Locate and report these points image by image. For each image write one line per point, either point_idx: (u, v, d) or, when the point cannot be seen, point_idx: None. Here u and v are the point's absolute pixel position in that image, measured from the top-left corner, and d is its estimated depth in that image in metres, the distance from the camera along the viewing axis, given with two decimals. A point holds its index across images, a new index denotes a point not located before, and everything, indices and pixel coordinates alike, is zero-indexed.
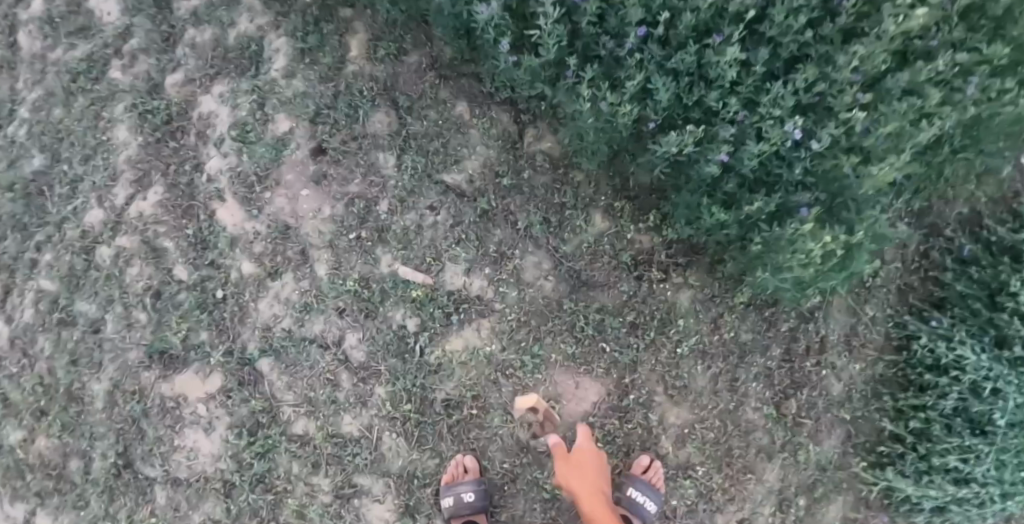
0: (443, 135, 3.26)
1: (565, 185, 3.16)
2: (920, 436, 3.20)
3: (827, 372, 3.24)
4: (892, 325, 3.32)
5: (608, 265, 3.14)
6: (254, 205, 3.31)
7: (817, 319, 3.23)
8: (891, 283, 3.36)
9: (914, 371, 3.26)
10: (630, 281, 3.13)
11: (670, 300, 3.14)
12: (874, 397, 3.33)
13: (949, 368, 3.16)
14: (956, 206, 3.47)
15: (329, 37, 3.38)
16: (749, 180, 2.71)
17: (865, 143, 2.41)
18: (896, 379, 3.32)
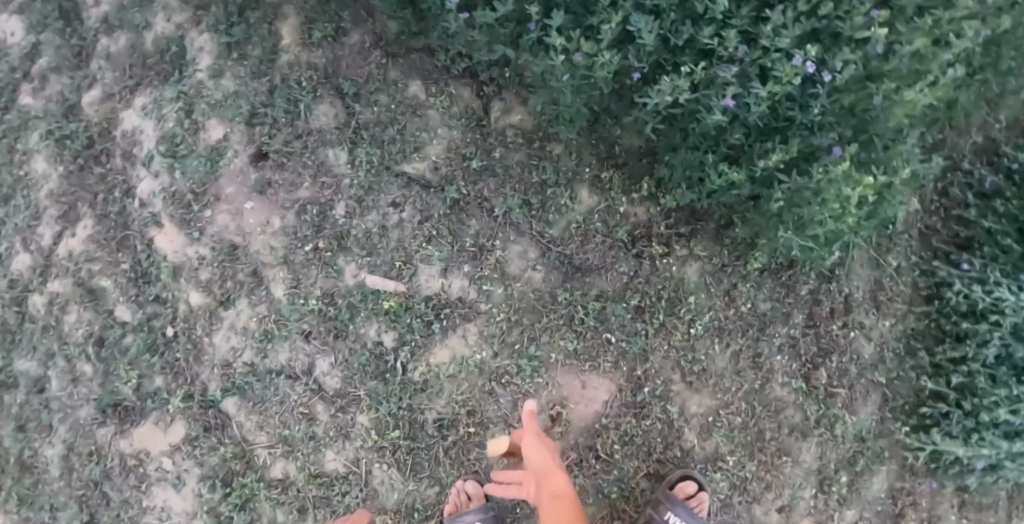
0: (398, 121, 2.87)
1: (546, 161, 2.79)
2: (964, 392, 2.89)
3: (856, 333, 2.94)
4: (919, 273, 3.02)
5: (605, 245, 2.78)
6: (194, 226, 2.88)
7: (839, 277, 2.91)
8: (913, 227, 3.05)
9: (949, 320, 2.94)
10: (630, 259, 2.78)
11: (678, 275, 2.78)
12: (908, 354, 3.02)
13: (987, 313, 2.85)
14: (971, 136, 3.17)
15: (256, 27, 2.96)
16: (758, 129, 2.36)
17: (885, 67, 2.11)
18: (929, 332, 3.01)
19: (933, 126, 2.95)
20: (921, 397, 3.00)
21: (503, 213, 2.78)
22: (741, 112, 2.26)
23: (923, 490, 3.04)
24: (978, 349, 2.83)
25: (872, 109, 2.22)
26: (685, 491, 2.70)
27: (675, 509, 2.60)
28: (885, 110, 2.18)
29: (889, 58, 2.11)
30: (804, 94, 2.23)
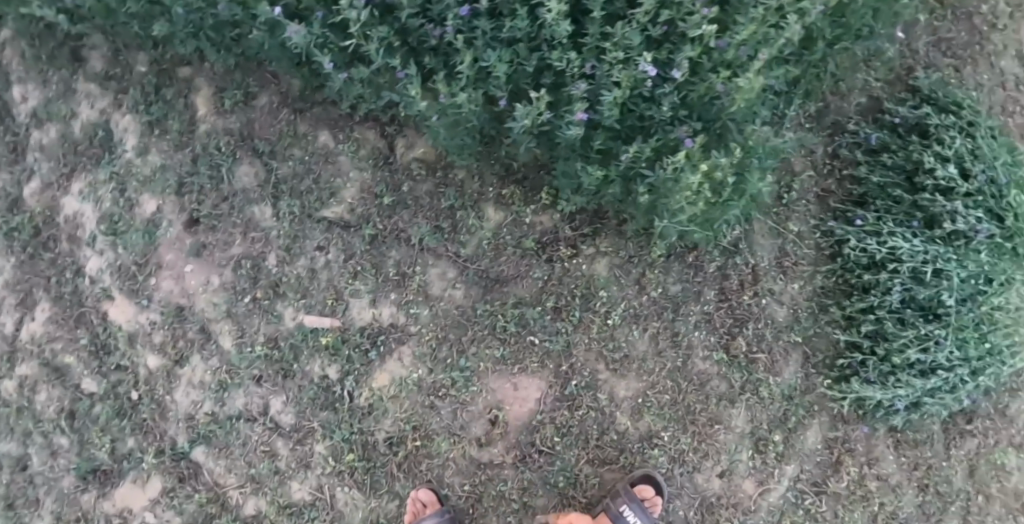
0: (313, 171, 3.12)
1: (450, 186, 3.02)
2: (876, 338, 3.10)
3: (769, 299, 3.12)
4: (820, 235, 3.20)
5: (515, 257, 3.00)
6: (142, 294, 3.12)
7: (744, 251, 3.10)
8: (809, 192, 3.23)
9: (854, 274, 3.13)
10: (542, 266, 2.99)
11: (589, 273, 2.99)
12: (821, 311, 3.20)
13: (887, 262, 3.07)
14: (855, 97, 3.38)
15: (173, 102, 3.20)
16: (620, 130, 2.61)
17: (727, 56, 2.32)
18: (839, 288, 3.19)
19: (805, 95, 3.17)
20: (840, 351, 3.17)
21: (419, 242, 3.03)
22: (600, 119, 2.49)
23: (857, 437, 3.22)
24: (884, 296, 3.04)
25: (720, 98, 2.43)
26: (643, 493, 2.93)
27: (630, 504, 2.81)
28: (725, 97, 2.40)
29: (723, 51, 2.34)
30: (657, 93, 2.44)
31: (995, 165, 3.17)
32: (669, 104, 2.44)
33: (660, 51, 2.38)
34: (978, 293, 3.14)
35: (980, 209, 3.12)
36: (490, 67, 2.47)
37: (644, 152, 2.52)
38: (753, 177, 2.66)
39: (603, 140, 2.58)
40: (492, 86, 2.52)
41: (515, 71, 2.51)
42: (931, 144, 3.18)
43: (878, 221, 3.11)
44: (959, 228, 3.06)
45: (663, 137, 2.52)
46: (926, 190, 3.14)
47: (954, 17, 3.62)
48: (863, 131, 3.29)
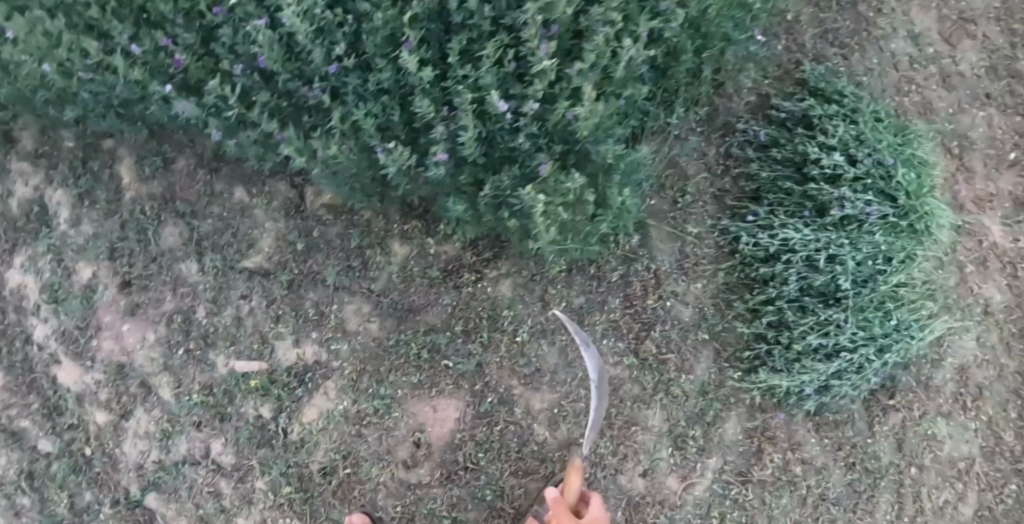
0: (231, 225, 3.32)
1: (356, 227, 3.22)
2: (780, 328, 3.19)
3: (675, 299, 3.23)
4: (718, 233, 3.29)
5: (422, 287, 3.18)
6: (86, 356, 3.34)
7: (645, 257, 3.22)
8: (704, 193, 3.33)
9: (753, 267, 3.22)
10: (449, 293, 3.17)
11: (494, 295, 3.15)
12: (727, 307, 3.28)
13: (783, 252, 3.16)
14: (744, 96, 3.48)
15: (99, 173, 3.41)
16: (492, 162, 2.75)
17: (574, 84, 2.54)
18: (742, 282, 3.27)
19: (688, 101, 3.28)
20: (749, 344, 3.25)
21: (332, 282, 3.21)
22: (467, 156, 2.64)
23: (777, 424, 3.32)
24: (782, 287, 3.13)
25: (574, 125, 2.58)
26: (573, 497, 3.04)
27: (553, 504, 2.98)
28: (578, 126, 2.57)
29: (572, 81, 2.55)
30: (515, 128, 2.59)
31: (881, 148, 3.26)
32: (531, 136, 2.61)
33: (510, 90, 2.61)
34: (876, 273, 3.22)
35: (870, 192, 3.21)
36: (359, 120, 2.66)
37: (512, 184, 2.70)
38: (619, 190, 2.87)
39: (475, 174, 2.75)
40: (367, 136, 2.71)
41: (386, 120, 2.71)
42: (816, 134, 3.28)
43: (771, 215, 3.21)
44: (848, 212, 3.15)
45: (527, 166, 2.72)
46: (815, 178, 3.23)
47: (836, 7, 3.78)
48: (752, 129, 3.38)
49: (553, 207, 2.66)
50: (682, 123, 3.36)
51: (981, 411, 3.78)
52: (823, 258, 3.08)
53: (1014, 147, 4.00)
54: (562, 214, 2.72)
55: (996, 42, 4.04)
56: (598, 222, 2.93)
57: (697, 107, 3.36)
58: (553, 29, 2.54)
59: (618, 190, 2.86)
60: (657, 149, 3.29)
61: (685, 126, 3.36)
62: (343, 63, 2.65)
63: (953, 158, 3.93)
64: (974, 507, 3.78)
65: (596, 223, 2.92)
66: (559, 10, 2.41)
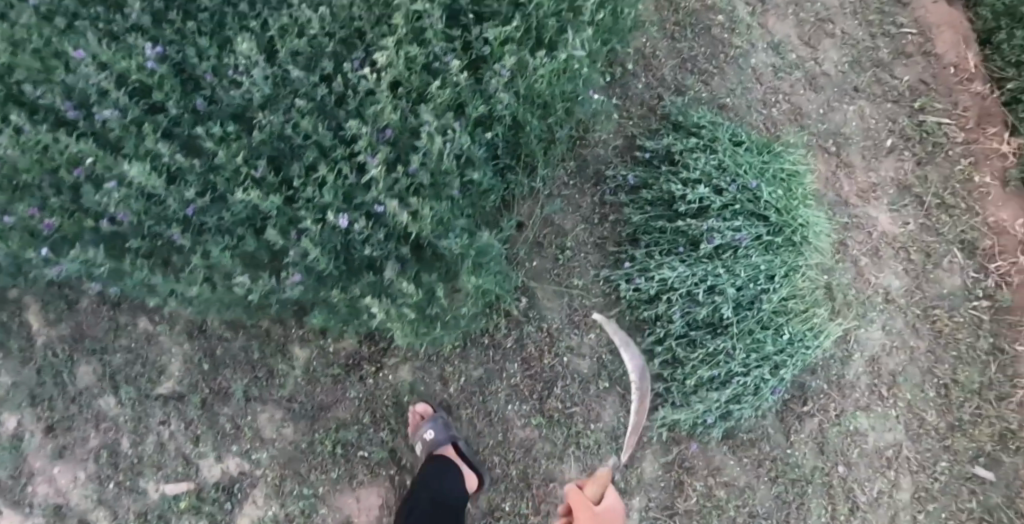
0: (140, 355, 3.42)
1: (254, 337, 3.32)
2: (674, 365, 3.29)
3: (569, 355, 3.31)
4: (604, 281, 3.36)
5: (325, 384, 3.30)
6: (23, 503, 3.44)
7: (536, 318, 3.30)
8: (586, 244, 3.39)
9: (641, 308, 3.29)
10: (352, 385, 3.29)
11: (397, 382, 3.29)
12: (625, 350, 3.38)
13: (664, 290, 3.24)
14: (612, 140, 3.53)
15: (6, 325, 3.42)
16: (354, 266, 2.84)
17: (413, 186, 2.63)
18: (634, 323, 3.33)
19: (552, 161, 3.30)
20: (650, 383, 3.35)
21: (240, 395, 3.32)
22: (323, 272, 2.70)
23: (692, 453, 3.43)
24: (668, 325, 3.21)
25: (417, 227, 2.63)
26: None
27: None
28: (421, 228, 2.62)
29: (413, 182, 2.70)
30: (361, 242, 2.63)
31: (742, 172, 3.25)
32: (384, 241, 2.72)
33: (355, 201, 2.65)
34: (760, 294, 3.23)
35: (739, 217, 3.21)
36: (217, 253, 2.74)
37: (373, 287, 2.78)
38: (483, 277, 2.92)
39: (336, 288, 2.79)
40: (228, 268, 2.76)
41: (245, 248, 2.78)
42: (678, 170, 3.30)
43: (648, 257, 3.28)
44: (719, 242, 3.17)
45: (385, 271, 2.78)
46: (686, 214, 3.26)
47: (690, 36, 3.91)
48: (619, 174, 3.42)
49: (415, 304, 2.78)
50: (552, 179, 3.38)
51: (899, 398, 3.92)
52: (701, 292, 3.16)
53: (888, 134, 4.16)
54: (426, 307, 2.85)
55: (856, 36, 4.18)
56: (475, 301, 3.04)
57: (563, 162, 3.41)
58: (387, 134, 2.63)
59: (482, 276, 2.91)
60: (530, 212, 3.31)
61: (556, 181, 3.40)
62: (199, 201, 2.74)
63: (830, 156, 4.07)
64: (911, 491, 3.90)
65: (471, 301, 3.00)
66: (385, 117, 2.54)
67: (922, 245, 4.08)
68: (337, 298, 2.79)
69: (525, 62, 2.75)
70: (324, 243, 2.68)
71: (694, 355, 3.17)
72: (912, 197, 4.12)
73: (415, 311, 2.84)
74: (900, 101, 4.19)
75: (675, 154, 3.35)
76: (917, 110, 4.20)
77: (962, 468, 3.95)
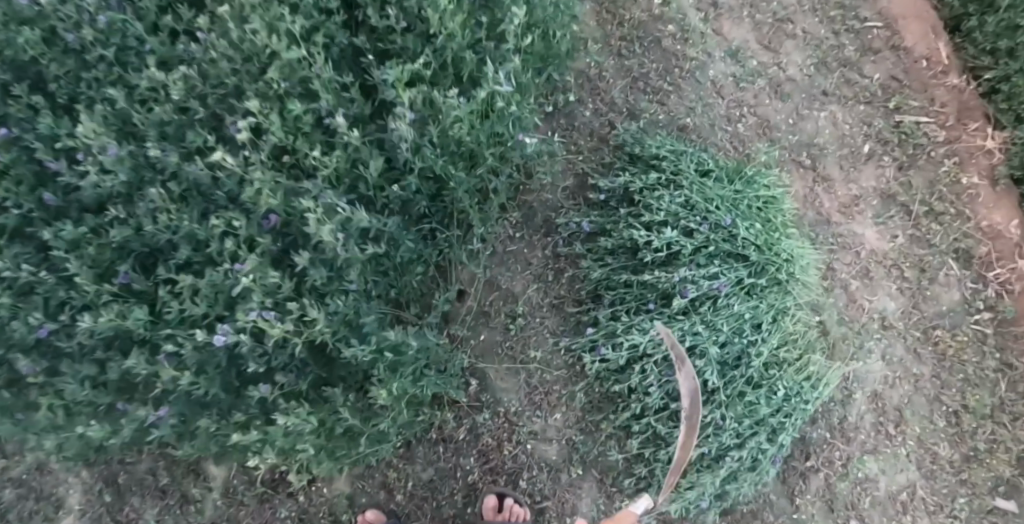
0: (30, 492, 2.82)
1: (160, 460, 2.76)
2: (654, 442, 2.70)
3: (533, 442, 2.80)
4: (564, 348, 2.81)
5: (251, 506, 2.78)
6: None
7: (491, 402, 2.79)
8: (539, 308, 2.85)
9: (610, 380, 2.71)
10: (282, 502, 2.79)
11: (336, 495, 2.78)
12: (596, 427, 2.80)
13: (636, 357, 2.67)
14: (563, 180, 2.99)
15: None
16: (256, 377, 2.32)
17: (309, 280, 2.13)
18: (604, 396, 2.78)
19: (490, 216, 2.73)
20: (630, 468, 2.75)
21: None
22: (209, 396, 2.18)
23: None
24: (645, 399, 2.63)
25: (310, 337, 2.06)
26: None
27: None
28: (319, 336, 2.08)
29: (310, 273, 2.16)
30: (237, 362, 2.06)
31: (714, 209, 2.76)
32: (284, 348, 2.19)
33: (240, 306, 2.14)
34: (748, 348, 2.73)
35: (715, 262, 2.71)
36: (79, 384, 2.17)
37: (275, 410, 2.22)
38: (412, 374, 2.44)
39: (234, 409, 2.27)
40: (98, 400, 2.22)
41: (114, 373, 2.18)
42: (639, 212, 2.78)
43: (613, 319, 2.71)
44: (696, 294, 2.65)
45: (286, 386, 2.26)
46: (652, 263, 2.72)
47: (639, 51, 3.46)
48: (571, 221, 2.88)
49: (331, 419, 2.27)
50: (494, 236, 2.88)
51: (908, 435, 3.50)
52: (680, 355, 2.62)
53: (864, 139, 3.70)
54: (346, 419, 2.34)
55: (819, 35, 3.71)
56: (413, 397, 2.53)
57: (506, 214, 2.90)
58: (271, 219, 2.14)
59: (410, 373, 2.40)
60: (470, 279, 2.83)
61: (500, 236, 2.90)
62: (53, 322, 2.16)
63: (806, 171, 3.64)
64: None
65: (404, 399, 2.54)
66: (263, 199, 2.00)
67: (913, 259, 3.64)
68: (236, 421, 2.28)
69: (436, 105, 2.22)
70: (209, 361, 2.16)
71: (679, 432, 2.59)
72: (898, 206, 3.67)
73: (336, 428, 2.31)
74: (873, 101, 3.72)
75: (633, 194, 2.82)
76: (893, 110, 3.73)
77: (982, 502, 3.51)
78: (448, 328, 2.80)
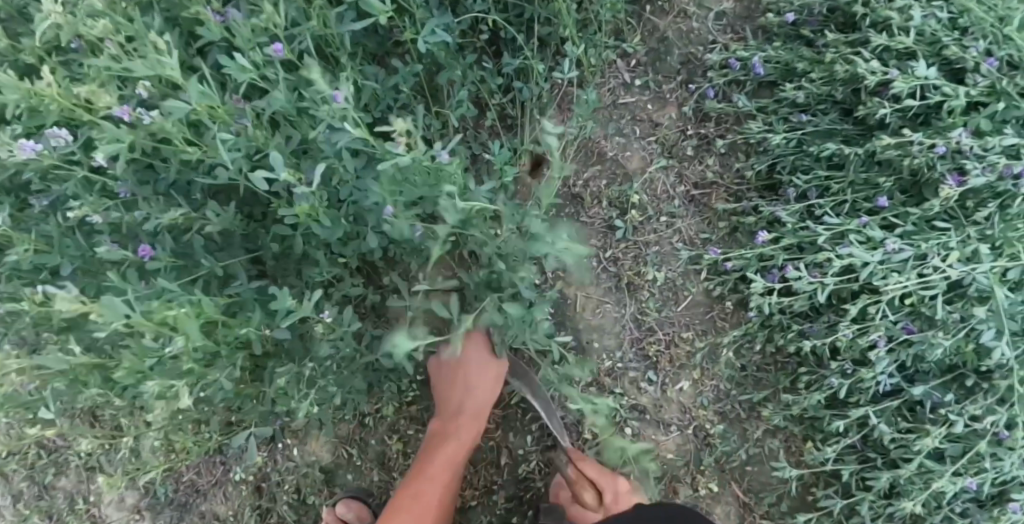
0: None
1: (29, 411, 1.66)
2: (870, 449, 1.44)
3: (639, 424, 1.54)
4: (707, 266, 1.55)
5: (173, 475, 1.64)
6: None
7: (570, 348, 1.56)
8: (669, 200, 1.61)
9: (789, 335, 1.46)
10: (230, 473, 1.63)
11: (310, 467, 1.60)
12: (754, 411, 1.53)
13: (846, 298, 1.43)
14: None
15: None
16: (177, 242, 1.39)
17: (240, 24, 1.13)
18: (772, 364, 1.53)
19: (593, 39, 1.59)
20: (805, 497, 1.52)
21: (6, 522, 1.65)
22: (73, 261, 1.29)
23: None
24: (862, 374, 1.36)
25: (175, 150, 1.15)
26: None
27: None
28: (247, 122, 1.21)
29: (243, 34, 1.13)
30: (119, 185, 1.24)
31: (1014, 32, 1.36)
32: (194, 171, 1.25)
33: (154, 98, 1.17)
34: None
35: (1011, 130, 1.36)
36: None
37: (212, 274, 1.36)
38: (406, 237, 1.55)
39: (115, 289, 1.33)
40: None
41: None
42: (865, 36, 1.49)
43: (811, 219, 1.44)
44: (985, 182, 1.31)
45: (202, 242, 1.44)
46: (887, 126, 1.47)
47: None
48: (734, 58, 1.63)
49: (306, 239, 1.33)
50: (597, 76, 1.66)
51: None
52: (940, 295, 1.31)
53: None
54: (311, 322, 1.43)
55: None
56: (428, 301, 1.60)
57: (623, 44, 1.66)
58: None
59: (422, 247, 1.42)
60: (555, 140, 1.64)
61: (608, 81, 1.68)
62: None
63: None
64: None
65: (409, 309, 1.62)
66: None
67: None
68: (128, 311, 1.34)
69: None
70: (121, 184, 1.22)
71: (927, 442, 1.27)
72: None
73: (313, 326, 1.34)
74: None
75: (852, 7, 1.51)
76: None
77: None
78: (507, 218, 1.60)
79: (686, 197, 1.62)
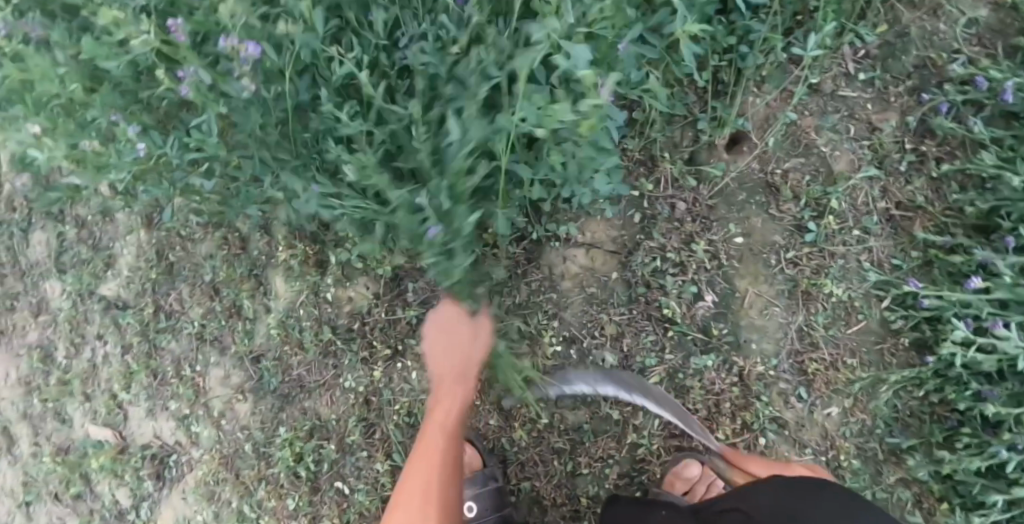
0: None
1: (153, 271, 1.60)
2: None
3: (775, 437, 1.47)
4: (892, 295, 1.45)
5: (284, 367, 1.59)
6: None
7: (725, 343, 1.47)
8: (868, 215, 1.48)
9: (965, 393, 1.37)
10: (341, 379, 1.58)
11: (426, 394, 1.56)
12: (897, 455, 1.45)
13: None
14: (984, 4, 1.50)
15: None
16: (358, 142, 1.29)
17: None
18: (929, 414, 1.44)
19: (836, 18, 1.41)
20: None
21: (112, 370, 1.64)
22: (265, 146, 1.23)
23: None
24: None
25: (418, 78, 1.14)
26: None
27: None
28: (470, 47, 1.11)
29: None
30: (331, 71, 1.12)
31: None
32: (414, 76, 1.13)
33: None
34: None
35: None
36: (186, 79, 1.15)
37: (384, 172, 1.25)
38: None
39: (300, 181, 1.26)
40: (65, 100, 1.22)
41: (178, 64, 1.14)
42: None
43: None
44: None
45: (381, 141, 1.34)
46: None
47: None
48: (982, 76, 1.44)
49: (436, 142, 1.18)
50: (824, 58, 1.48)
51: None
52: None
53: None
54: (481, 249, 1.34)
55: None
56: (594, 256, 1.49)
57: (862, 28, 1.47)
58: None
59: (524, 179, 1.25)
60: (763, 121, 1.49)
61: (833, 66, 1.50)
62: None
63: None
64: None
65: (566, 262, 1.49)
66: None
67: None
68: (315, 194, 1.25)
69: None
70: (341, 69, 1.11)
71: None
72: None
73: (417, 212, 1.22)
74: None
75: None
76: None
77: None
78: (693, 193, 1.48)
79: (886, 216, 1.48)
